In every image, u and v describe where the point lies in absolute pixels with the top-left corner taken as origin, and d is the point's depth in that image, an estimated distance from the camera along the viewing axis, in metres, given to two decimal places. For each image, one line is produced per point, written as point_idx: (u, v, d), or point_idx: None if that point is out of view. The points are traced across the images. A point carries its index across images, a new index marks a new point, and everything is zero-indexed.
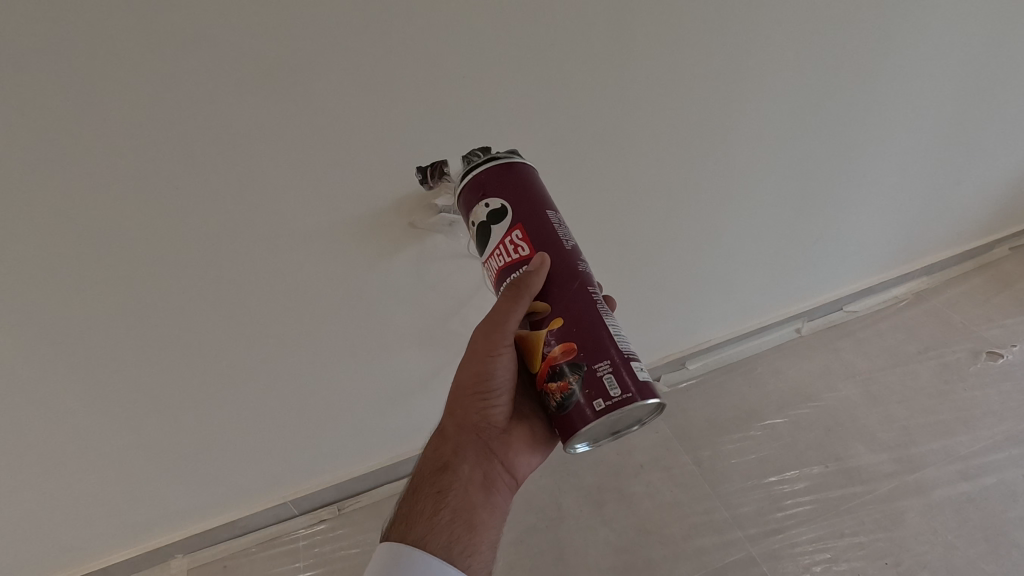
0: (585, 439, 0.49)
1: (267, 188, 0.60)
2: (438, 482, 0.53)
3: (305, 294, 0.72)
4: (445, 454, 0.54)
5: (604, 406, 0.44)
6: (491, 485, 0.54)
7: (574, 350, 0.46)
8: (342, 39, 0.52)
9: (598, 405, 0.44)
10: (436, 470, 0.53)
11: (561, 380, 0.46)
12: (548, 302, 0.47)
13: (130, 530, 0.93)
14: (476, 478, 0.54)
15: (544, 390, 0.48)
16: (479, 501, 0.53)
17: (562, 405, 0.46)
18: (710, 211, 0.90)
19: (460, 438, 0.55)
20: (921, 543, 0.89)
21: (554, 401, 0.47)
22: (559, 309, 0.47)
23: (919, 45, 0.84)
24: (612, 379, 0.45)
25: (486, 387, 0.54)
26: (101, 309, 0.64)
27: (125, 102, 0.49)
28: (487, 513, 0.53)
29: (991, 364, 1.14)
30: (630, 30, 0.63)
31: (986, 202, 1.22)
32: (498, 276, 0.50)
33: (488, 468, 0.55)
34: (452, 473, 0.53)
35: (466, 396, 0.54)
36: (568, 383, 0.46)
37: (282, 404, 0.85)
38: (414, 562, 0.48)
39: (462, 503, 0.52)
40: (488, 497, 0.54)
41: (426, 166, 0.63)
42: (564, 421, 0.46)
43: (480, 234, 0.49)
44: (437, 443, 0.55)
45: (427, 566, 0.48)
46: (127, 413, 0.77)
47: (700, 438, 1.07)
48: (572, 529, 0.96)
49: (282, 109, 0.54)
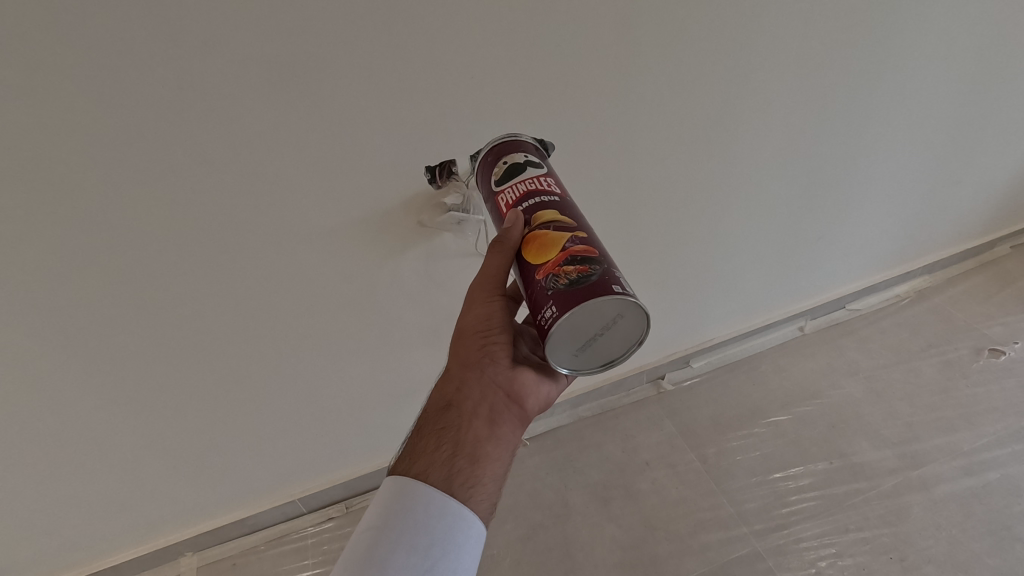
0: (565, 340, 0.44)
1: (281, 188, 0.61)
2: (443, 418, 0.51)
3: (318, 293, 0.73)
4: (451, 392, 0.52)
5: (620, 291, 0.43)
6: (498, 418, 0.51)
7: (592, 250, 0.45)
8: (357, 41, 0.54)
9: (613, 289, 0.43)
10: (441, 408, 0.52)
11: (579, 264, 0.44)
12: (573, 220, 0.47)
13: (140, 527, 0.94)
14: (482, 411, 0.51)
15: (551, 275, 0.44)
16: (483, 433, 0.50)
17: (572, 286, 0.43)
18: (715, 208, 0.91)
19: (466, 374, 0.52)
20: (926, 538, 0.89)
21: (560, 283, 0.43)
22: (583, 224, 0.47)
23: (921, 43, 0.85)
24: (624, 284, 0.44)
25: (492, 326, 0.53)
26: (118, 308, 0.65)
27: (146, 104, 0.51)
28: (492, 446, 0.50)
29: (994, 361, 1.14)
30: (636, 31, 0.64)
31: (987, 201, 1.23)
32: (517, 199, 0.49)
33: (494, 400, 0.52)
34: (457, 409, 0.51)
35: (468, 338, 0.53)
36: (585, 266, 0.44)
37: (292, 403, 0.86)
38: (409, 499, 0.48)
39: (464, 436, 0.50)
40: (494, 430, 0.51)
41: (434, 166, 0.64)
42: (570, 297, 0.42)
43: (511, 168, 0.50)
44: (443, 385, 0.53)
45: (425, 502, 0.47)
46: (140, 411, 0.78)
47: (705, 436, 1.08)
48: (578, 526, 0.96)
49: (297, 110, 0.56)
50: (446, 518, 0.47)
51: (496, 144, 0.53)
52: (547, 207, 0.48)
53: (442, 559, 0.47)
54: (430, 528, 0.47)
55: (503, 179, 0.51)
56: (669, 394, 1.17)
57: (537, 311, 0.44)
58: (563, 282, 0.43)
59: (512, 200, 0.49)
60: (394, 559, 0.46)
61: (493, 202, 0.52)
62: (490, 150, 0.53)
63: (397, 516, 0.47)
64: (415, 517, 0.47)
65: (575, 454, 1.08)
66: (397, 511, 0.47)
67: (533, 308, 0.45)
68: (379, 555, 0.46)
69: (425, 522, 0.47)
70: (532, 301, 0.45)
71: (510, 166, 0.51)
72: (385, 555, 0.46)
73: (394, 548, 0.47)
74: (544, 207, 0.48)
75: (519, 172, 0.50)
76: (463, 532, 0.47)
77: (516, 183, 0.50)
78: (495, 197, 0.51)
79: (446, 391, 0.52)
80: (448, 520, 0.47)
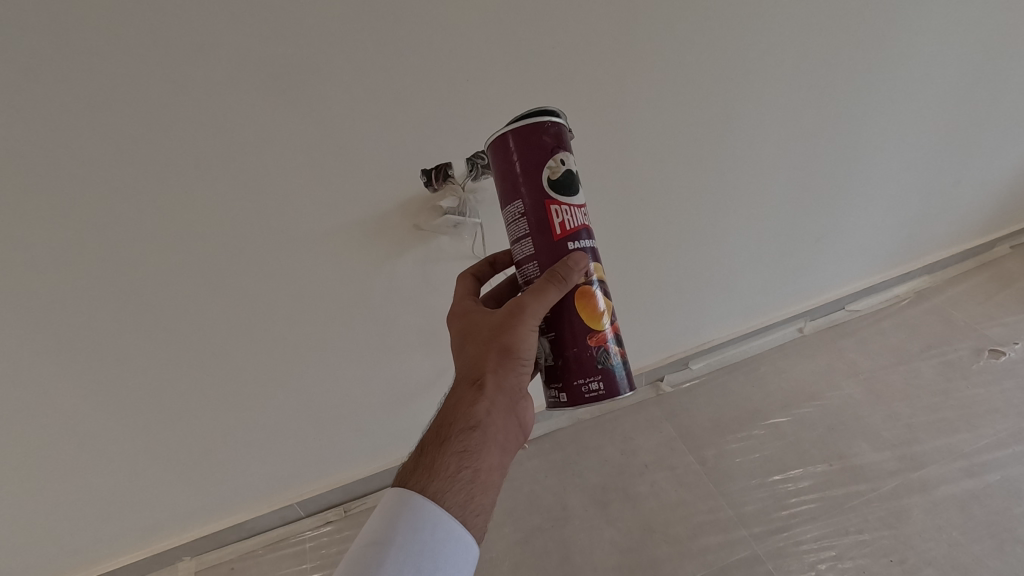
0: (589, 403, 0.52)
1: (275, 193, 0.61)
2: (466, 440, 0.47)
3: (314, 296, 0.73)
4: (478, 412, 0.48)
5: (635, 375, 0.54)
6: (510, 448, 0.50)
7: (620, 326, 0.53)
8: (351, 45, 0.54)
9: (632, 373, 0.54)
10: (465, 427, 0.48)
11: (619, 346, 0.52)
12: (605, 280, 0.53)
13: (138, 531, 0.94)
14: (502, 439, 0.49)
15: (602, 348, 0.50)
16: (499, 461, 0.49)
17: (614, 365, 0.51)
18: (713, 209, 0.90)
19: (497, 396, 0.49)
20: (927, 540, 0.88)
21: (608, 359, 0.51)
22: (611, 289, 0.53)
23: (919, 43, 0.84)
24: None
25: (530, 350, 0.50)
26: (113, 313, 0.65)
27: (138, 109, 0.51)
28: (503, 475, 0.49)
29: (994, 362, 1.14)
30: (632, 33, 0.64)
31: (985, 202, 1.23)
32: (574, 233, 0.48)
33: (511, 428, 0.50)
34: (481, 433, 0.48)
35: (507, 356, 0.49)
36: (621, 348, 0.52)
37: (289, 407, 0.86)
38: (419, 518, 0.44)
39: (485, 463, 0.47)
40: (507, 459, 0.50)
41: (431, 169, 0.64)
42: (614, 378, 0.51)
43: (566, 179, 0.48)
44: (467, 399, 0.49)
45: (436, 524, 0.44)
46: (136, 415, 0.77)
47: (704, 438, 1.07)
48: (577, 529, 0.96)
49: (291, 113, 0.56)
50: (453, 544, 0.44)
51: (550, 126, 0.47)
52: (596, 257, 0.50)
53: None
54: (437, 552, 0.44)
55: (559, 189, 0.47)
56: (668, 396, 1.16)
57: (580, 373, 0.50)
58: (612, 361, 0.51)
59: (568, 227, 0.48)
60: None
61: (535, 200, 0.48)
62: (538, 132, 0.47)
63: (405, 534, 0.44)
64: (424, 537, 0.44)
65: (575, 457, 1.07)
66: (406, 529, 0.44)
67: (567, 364, 0.50)
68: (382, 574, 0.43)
69: (432, 542, 0.44)
70: (572, 360, 0.50)
71: (563, 172, 0.47)
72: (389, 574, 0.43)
73: (398, 567, 0.43)
74: (594, 257, 0.50)
75: (572, 189, 0.48)
76: (468, 559, 0.45)
77: (572, 205, 0.48)
78: (546, 204, 0.48)
79: (475, 411, 0.48)
80: (455, 545, 0.45)
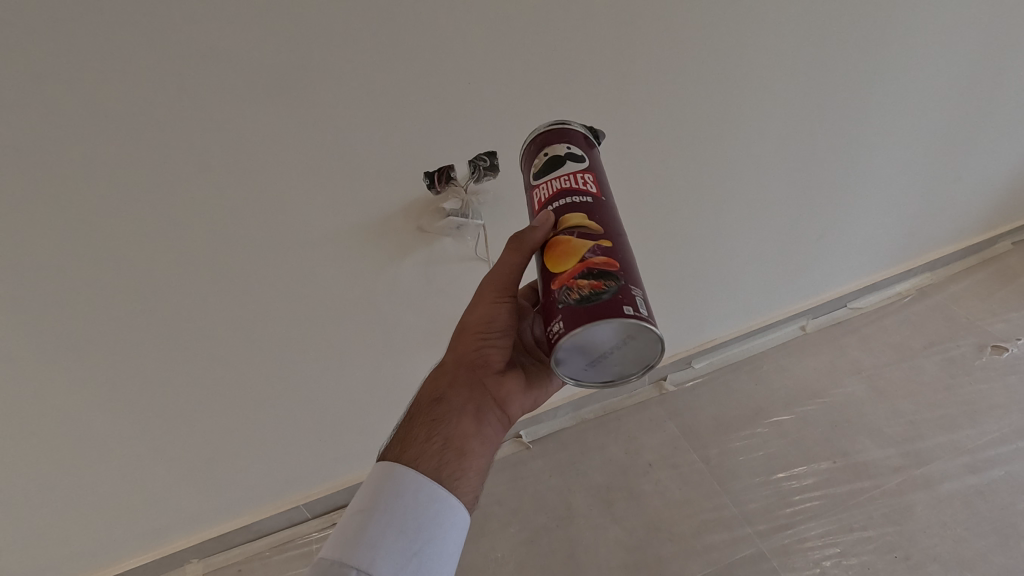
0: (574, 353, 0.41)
1: (279, 198, 0.62)
2: (431, 411, 0.50)
3: (319, 300, 0.74)
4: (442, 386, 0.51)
5: (631, 313, 0.39)
6: (485, 418, 0.51)
7: (613, 265, 0.41)
8: (355, 51, 0.55)
9: (626, 311, 0.39)
10: (431, 400, 0.51)
11: (595, 280, 0.40)
12: (600, 225, 0.44)
13: (146, 535, 0.94)
14: (470, 409, 0.51)
15: (564, 287, 0.41)
16: (471, 428, 0.50)
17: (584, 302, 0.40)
18: (715, 207, 0.91)
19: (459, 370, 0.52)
20: (931, 536, 0.89)
21: (571, 297, 0.40)
22: (609, 232, 0.43)
23: (919, 40, 0.85)
24: (642, 301, 0.41)
25: (492, 330, 0.53)
26: (120, 319, 0.66)
27: (145, 117, 0.52)
28: (478, 442, 0.50)
29: (997, 358, 1.14)
30: (632, 34, 0.65)
31: (988, 198, 1.23)
32: (548, 197, 0.45)
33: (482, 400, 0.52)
34: (446, 404, 0.50)
35: (468, 336, 0.53)
36: (599, 278, 0.41)
37: (296, 409, 0.87)
38: (398, 482, 0.46)
39: (453, 430, 0.49)
40: (481, 428, 0.51)
41: (433, 172, 0.64)
42: (573, 314, 0.40)
43: (548, 161, 0.47)
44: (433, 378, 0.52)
45: (415, 488, 0.46)
46: (144, 420, 0.78)
47: (709, 437, 1.07)
48: (582, 528, 0.96)
49: (296, 118, 0.56)
50: (437, 505, 0.46)
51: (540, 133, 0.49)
52: (577, 209, 0.44)
53: (428, 545, 0.46)
54: (419, 513, 0.46)
55: (541, 171, 0.47)
56: (671, 395, 1.17)
57: (546, 321, 0.42)
58: (574, 299, 0.40)
59: (545, 199, 0.46)
60: (383, 542, 0.45)
61: (530, 191, 0.48)
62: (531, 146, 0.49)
63: (387, 499, 0.46)
64: (405, 500, 0.46)
65: (578, 456, 1.08)
66: (388, 494, 0.46)
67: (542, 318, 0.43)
68: (368, 536, 0.45)
69: (416, 505, 0.46)
70: (543, 312, 0.43)
71: (552, 157, 0.47)
72: (375, 537, 0.45)
73: (384, 530, 0.45)
74: (572, 210, 0.44)
75: (555, 162, 0.46)
76: (450, 519, 0.47)
77: (552, 175, 0.46)
78: (530, 190, 0.48)
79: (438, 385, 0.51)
80: (436, 506, 0.46)
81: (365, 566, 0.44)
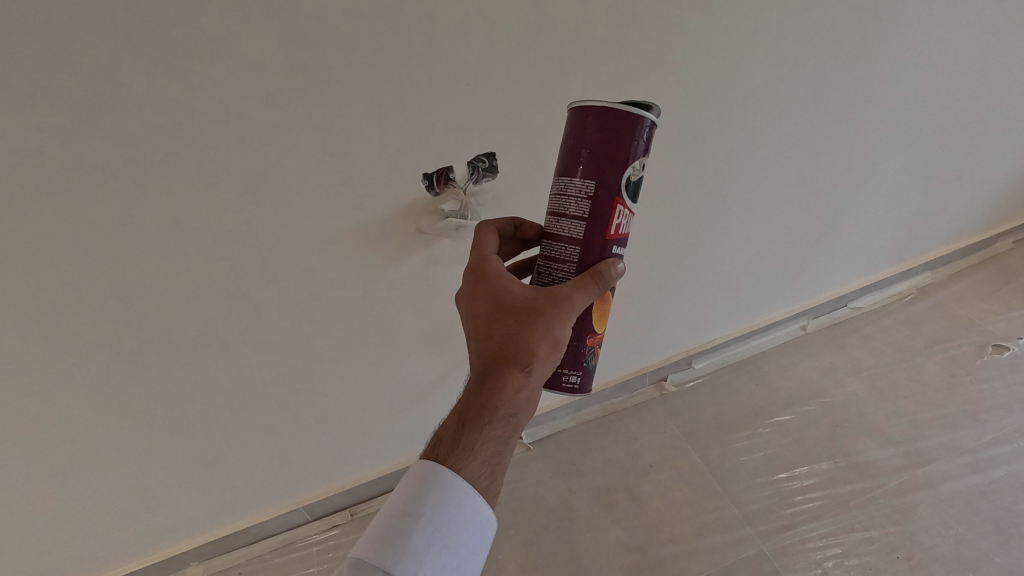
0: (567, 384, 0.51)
1: (278, 201, 0.61)
2: (505, 426, 0.45)
3: (318, 302, 0.74)
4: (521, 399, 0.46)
5: None
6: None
7: None
8: (353, 52, 0.54)
9: None
10: (507, 414, 0.45)
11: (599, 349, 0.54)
12: None
13: (146, 538, 0.94)
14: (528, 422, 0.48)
15: (592, 349, 0.52)
16: None
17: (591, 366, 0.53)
18: (715, 207, 0.90)
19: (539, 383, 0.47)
20: (933, 536, 0.88)
21: (592, 360, 0.52)
22: None
23: (919, 39, 0.85)
24: None
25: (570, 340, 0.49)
26: (119, 322, 0.66)
27: (143, 121, 0.52)
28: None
29: (998, 357, 1.14)
30: (631, 35, 0.65)
31: (988, 196, 1.23)
32: (621, 236, 0.48)
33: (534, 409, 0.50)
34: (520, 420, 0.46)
35: (557, 348, 0.47)
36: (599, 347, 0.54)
37: (296, 411, 0.87)
38: (448, 493, 0.44)
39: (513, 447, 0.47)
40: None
41: (433, 173, 0.65)
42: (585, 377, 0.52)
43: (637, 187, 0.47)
44: (510, 383, 0.45)
45: (463, 500, 0.45)
46: (144, 424, 0.78)
47: (709, 437, 1.07)
48: (582, 529, 0.96)
49: (294, 119, 0.56)
50: (479, 522, 0.45)
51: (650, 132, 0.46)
52: None
53: (464, 558, 0.45)
54: (462, 526, 0.44)
55: (631, 193, 0.47)
56: (672, 396, 1.17)
57: (566, 364, 0.51)
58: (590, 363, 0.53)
59: (619, 231, 0.48)
60: (426, 553, 0.43)
61: (610, 195, 0.46)
62: (632, 128, 0.45)
63: (435, 509, 0.44)
64: (451, 513, 0.44)
65: (579, 457, 1.08)
66: (435, 504, 0.44)
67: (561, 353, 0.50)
68: (413, 546, 0.43)
69: (459, 519, 0.44)
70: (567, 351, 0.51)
71: (637, 180, 0.47)
72: (418, 547, 0.43)
73: (427, 540, 0.43)
74: None
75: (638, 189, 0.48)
76: (486, 533, 0.46)
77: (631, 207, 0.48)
78: (614, 200, 0.46)
79: (520, 399, 0.45)
80: (479, 522, 0.45)
81: None
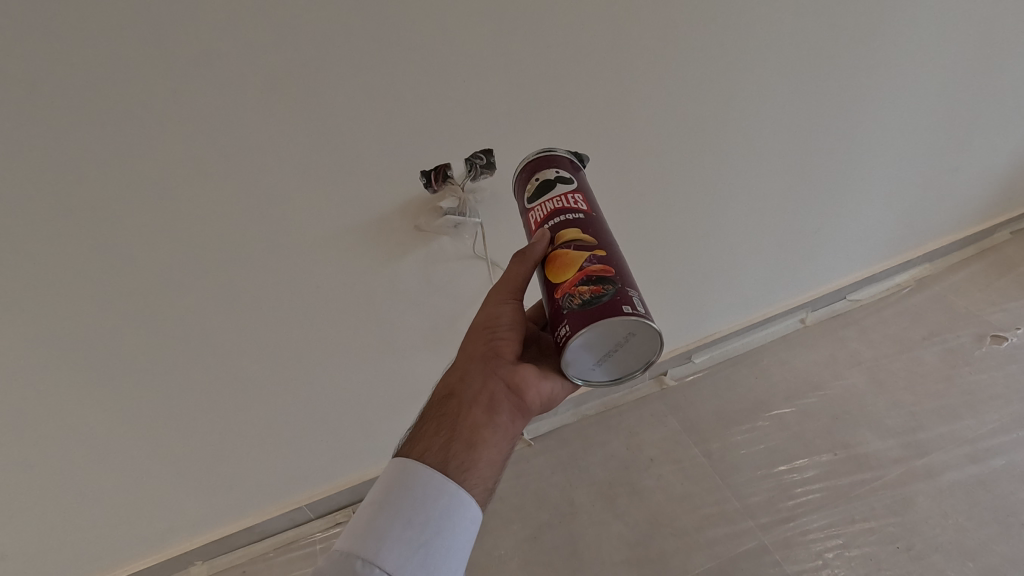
0: (583, 355, 0.44)
1: (277, 200, 0.62)
2: (442, 406, 0.49)
3: (317, 300, 0.74)
4: (453, 380, 0.50)
5: (629, 311, 0.42)
6: (499, 407, 0.48)
7: (608, 270, 0.44)
8: (349, 51, 0.55)
9: (624, 310, 0.42)
10: (443, 398, 0.49)
11: (594, 285, 0.43)
12: (596, 237, 0.47)
13: (150, 538, 0.95)
14: (482, 400, 0.48)
15: (566, 294, 0.44)
16: (482, 420, 0.47)
17: (585, 305, 0.43)
18: (713, 199, 0.90)
19: (470, 364, 0.50)
20: (933, 526, 0.89)
21: (574, 302, 0.43)
22: (604, 241, 0.46)
23: (916, 26, 0.84)
24: (638, 300, 0.44)
25: (500, 323, 0.51)
26: (122, 323, 0.66)
27: (142, 121, 0.52)
28: (491, 432, 0.47)
29: (996, 348, 1.14)
30: (627, 27, 0.65)
31: (987, 185, 1.23)
32: (544, 218, 0.48)
33: (496, 390, 0.49)
34: (456, 399, 0.48)
35: (477, 332, 0.51)
36: (598, 282, 0.44)
37: (297, 409, 0.87)
38: (408, 476, 0.46)
39: (460, 423, 0.47)
40: (494, 418, 0.48)
41: (430, 171, 0.65)
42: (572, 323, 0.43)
43: (540, 186, 0.50)
44: (448, 372, 0.51)
45: (425, 482, 0.45)
46: (147, 424, 0.78)
47: (709, 431, 1.08)
48: (584, 523, 0.96)
49: (290, 118, 0.56)
50: (446, 500, 0.45)
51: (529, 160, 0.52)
52: (571, 224, 0.47)
53: (436, 538, 0.45)
54: (427, 508, 0.45)
55: (535, 195, 0.50)
56: (672, 390, 1.17)
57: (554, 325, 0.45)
58: (576, 304, 0.43)
59: (540, 218, 0.49)
60: (390, 533, 0.44)
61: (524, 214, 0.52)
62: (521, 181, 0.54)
63: (397, 490, 0.45)
64: (414, 493, 0.45)
65: (581, 453, 1.08)
66: (398, 487, 0.45)
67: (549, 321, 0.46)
68: (377, 527, 0.44)
69: (424, 498, 0.45)
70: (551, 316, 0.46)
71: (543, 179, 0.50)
72: (381, 528, 0.44)
73: (392, 521, 0.45)
74: (568, 225, 0.47)
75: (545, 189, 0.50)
76: (461, 515, 0.45)
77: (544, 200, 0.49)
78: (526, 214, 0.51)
79: (448, 381, 0.50)
80: (447, 500, 0.45)
81: (371, 557, 0.43)
